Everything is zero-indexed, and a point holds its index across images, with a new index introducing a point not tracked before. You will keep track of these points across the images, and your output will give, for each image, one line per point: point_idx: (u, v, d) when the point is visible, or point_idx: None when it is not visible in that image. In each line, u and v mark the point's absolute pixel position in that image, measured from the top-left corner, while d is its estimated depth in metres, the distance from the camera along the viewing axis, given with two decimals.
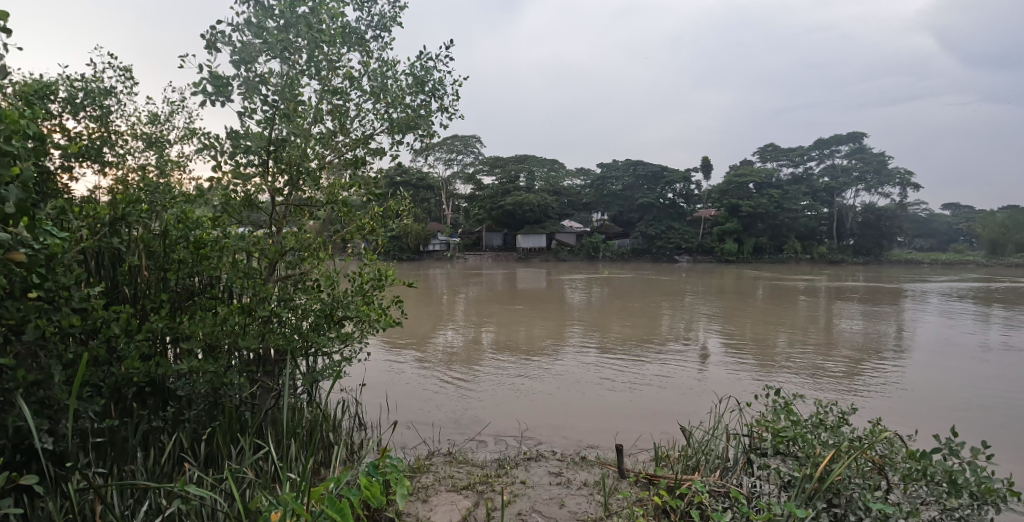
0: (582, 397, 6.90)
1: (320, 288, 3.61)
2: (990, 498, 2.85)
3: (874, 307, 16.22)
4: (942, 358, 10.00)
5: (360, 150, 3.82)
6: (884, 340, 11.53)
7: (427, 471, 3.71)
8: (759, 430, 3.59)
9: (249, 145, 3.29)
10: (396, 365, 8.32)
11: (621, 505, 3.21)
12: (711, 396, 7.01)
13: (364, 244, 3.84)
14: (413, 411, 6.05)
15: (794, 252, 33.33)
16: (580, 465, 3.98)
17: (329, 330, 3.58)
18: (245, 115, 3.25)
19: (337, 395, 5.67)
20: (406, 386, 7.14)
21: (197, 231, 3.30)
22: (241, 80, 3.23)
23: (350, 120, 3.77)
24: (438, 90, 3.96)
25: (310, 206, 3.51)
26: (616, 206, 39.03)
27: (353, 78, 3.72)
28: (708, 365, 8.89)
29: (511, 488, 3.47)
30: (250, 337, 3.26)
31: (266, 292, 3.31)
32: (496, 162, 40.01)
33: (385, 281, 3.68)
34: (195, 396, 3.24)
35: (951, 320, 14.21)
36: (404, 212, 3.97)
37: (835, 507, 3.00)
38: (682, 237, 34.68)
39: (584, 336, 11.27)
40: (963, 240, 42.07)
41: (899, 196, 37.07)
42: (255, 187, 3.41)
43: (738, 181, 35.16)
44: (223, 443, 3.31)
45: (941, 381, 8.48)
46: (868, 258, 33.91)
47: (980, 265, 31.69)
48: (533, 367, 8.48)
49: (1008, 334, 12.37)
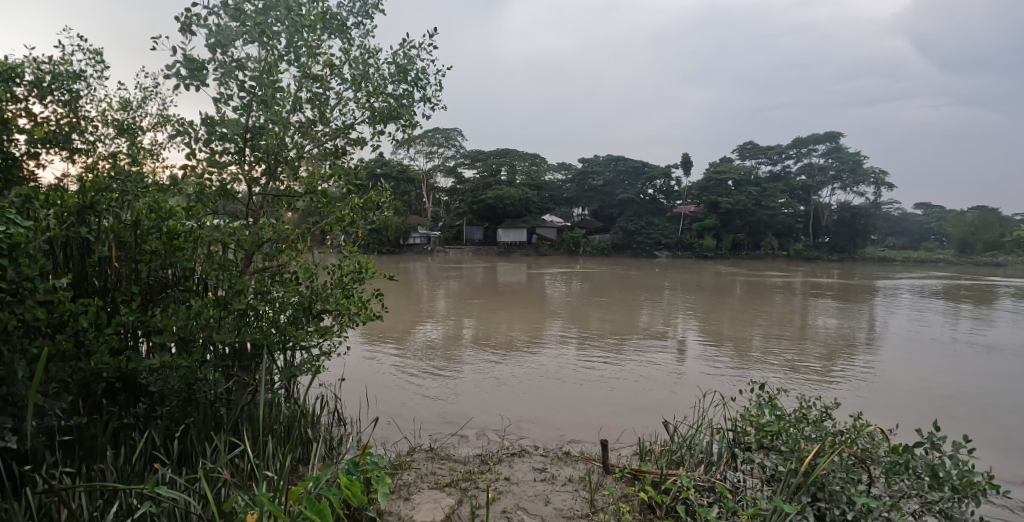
0: (564, 391, 6.86)
1: (298, 281, 3.50)
2: (971, 492, 2.84)
3: (847, 303, 16.49)
4: (915, 354, 10.19)
5: (340, 140, 3.72)
6: (858, 335, 11.76)
7: (409, 468, 3.64)
8: (742, 424, 3.62)
9: (225, 132, 3.19)
10: (375, 359, 8.21)
11: (606, 502, 3.19)
12: (694, 392, 7.02)
13: (344, 237, 3.75)
14: (393, 406, 5.98)
15: (772, 249, 33.77)
16: (564, 461, 3.94)
17: (307, 324, 3.49)
18: (221, 101, 3.15)
19: (313, 389, 5.52)
20: (385, 380, 7.05)
21: (170, 221, 3.12)
22: (217, 64, 3.12)
23: (331, 110, 3.68)
24: (421, 80, 3.88)
25: (288, 196, 3.43)
26: (596, 200, 39.13)
27: (334, 66, 3.63)
28: (687, 359, 8.96)
29: (495, 484, 3.41)
30: (225, 332, 3.17)
31: (242, 286, 3.21)
32: (478, 156, 39.81)
33: (365, 274, 3.60)
34: (168, 392, 3.14)
35: (921, 316, 14.60)
36: (384, 204, 3.88)
37: (819, 501, 3.01)
38: (662, 233, 34.92)
39: (564, 330, 11.29)
40: (933, 239, 43.13)
41: (872, 195, 37.81)
42: (231, 176, 3.31)
43: (717, 177, 35.75)
44: (197, 441, 3.24)
45: (916, 377, 8.62)
46: (842, 256, 34.44)
47: (950, 264, 32.41)
48: (515, 360, 8.47)
49: (975, 330, 12.75)
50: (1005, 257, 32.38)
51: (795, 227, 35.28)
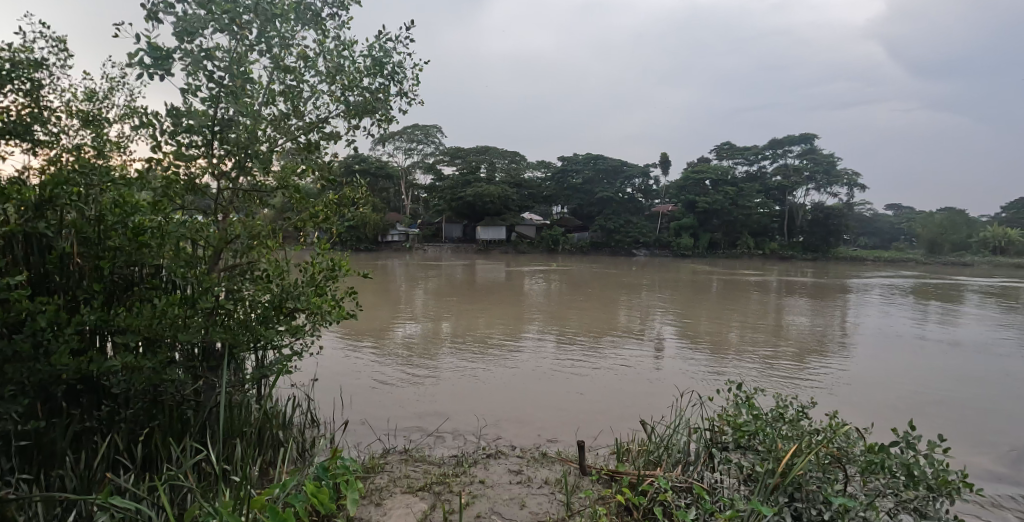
0: (542, 390, 6.83)
1: (269, 279, 3.38)
2: (945, 490, 2.85)
3: (820, 302, 16.73)
4: (886, 351, 10.35)
5: (313, 135, 3.61)
6: (830, 333, 11.93)
7: (382, 471, 3.55)
8: (720, 423, 3.61)
9: (192, 124, 3.06)
10: (350, 358, 8.09)
11: (583, 504, 3.15)
12: (671, 391, 7.04)
13: (318, 233, 3.64)
14: (368, 407, 5.87)
15: (748, 248, 34.23)
16: (540, 462, 3.89)
17: (277, 323, 3.38)
18: (189, 93, 3.03)
19: (286, 390, 5.39)
20: (360, 380, 6.95)
21: (135, 217, 2.99)
22: (183, 53, 2.99)
23: (305, 103, 3.57)
24: (398, 73, 3.78)
25: (260, 191, 3.32)
26: (575, 199, 38.84)
27: (308, 58, 3.52)
28: (664, 357, 8.99)
29: (470, 488, 3.35)
30: (191, 331, 3.05)
31: (210, 284, 3.09)
32: (457, 153, 39.60)
33: (338, 272, 3.50)
34: (131, 394, 3.02)
35: (890, 313, 14.88)
36: (360, 200, 3.78)
37: (796, 501, 3.01)
38: (640, 231, 35.06)
39: (542, 328, 11.27)
40: (903, 239, 44.15)
41: (845, 196, 38.47)
42: (199, 169, 3.17)
43: (695, 176, 36.28)
44: (162, 445, 3.14)
45: (888, 374, 8.74)
46: (816, 256, 34.98)
47: (919, 264, 33.14)
48: (492, 359, 8.41)
49: (942, 327, 13.03)
50: (972, 258, 33.15)
51: (771, 227, 35.73)
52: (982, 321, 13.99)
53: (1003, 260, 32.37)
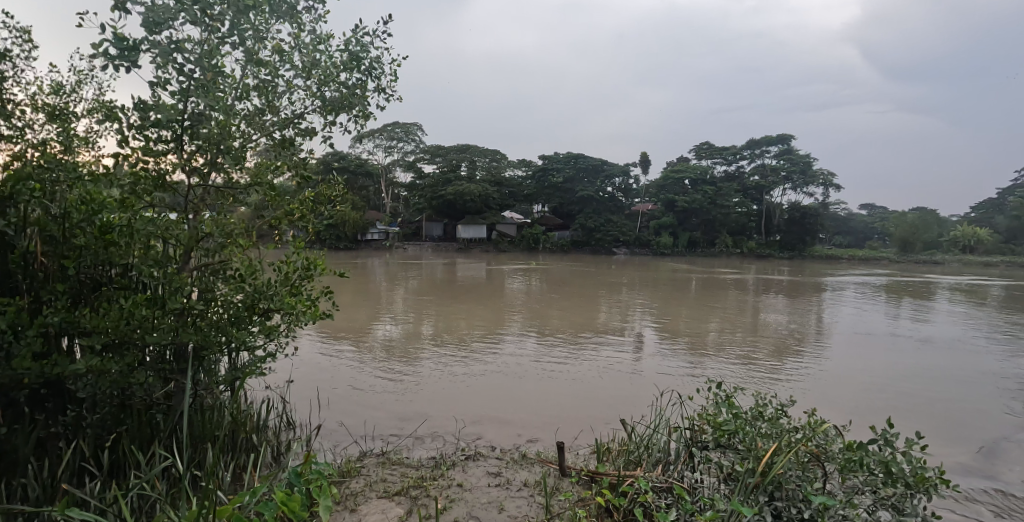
0: (522, 390, 6.79)
1: (241, 278, 3.28)
2: (923, 487, 2.87)
3: (796, 299, 16.95)
4: (861, 348, 10.50)
5: (289, 131, 3.51)
6: (806, 330, 12.08)
7: (357, 475, 3.48)
8: (700, 422, 3.60)
9: (160, 118, 2.95)
10: (328, 358, 7.98)
11: (563, 506, 3.12)
12: (651, 389, 7.06)
13: (294, 232, 3.54)
14: (346, 408, 5.78)
15: (726, 246, 34.98)
16: (520, 464, 3.84)
17: (250, 323, 3.28)
18: (158, 86, 2.92)
19: (261, 392, 5.28)
20: (338, 381, 6.84)
21: (102, 214, 2.89)
22: (151, 45, 2.89)
23: (279, 98, 3.48)
24: (375, 69, 3.70)
25: (233, 189, 3.21)
26: (556, 198, 38.48)
27: (283, 52, 3.43)
28: (643, 355, 9.02)
29: (447, 492, 3.29)
30: (160, 333, 2.94)
31: (180, 283, 2.98)
32: (438, 151, 39.41)
33: (313, 271, 3.40)
34: (98, 398, 2.91)
35: (865, 311, 15.12)
36: (337, 197, 3.69)
37: (776, 500, 3.01)
38: (620, 230, 35.09)
39: (522, 326, 11.24)
40: (877, 238, 44.98)
41: (821, 195, 39.07)
42: (168, 165, 3.06)
43: (674, 177, 37.23)
44: (130, 451, 3.04)
45: (864, 371, 8.86)
46: (793, 255, 35.51)
47: (892, 263, 33.78)
48: (472, 358, 8.35)
49: (915, 324, 13.26)
50: (942, 256, 33.96)
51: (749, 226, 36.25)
52: (953, 318, 14.28)
53: (971, 259, 33.21)
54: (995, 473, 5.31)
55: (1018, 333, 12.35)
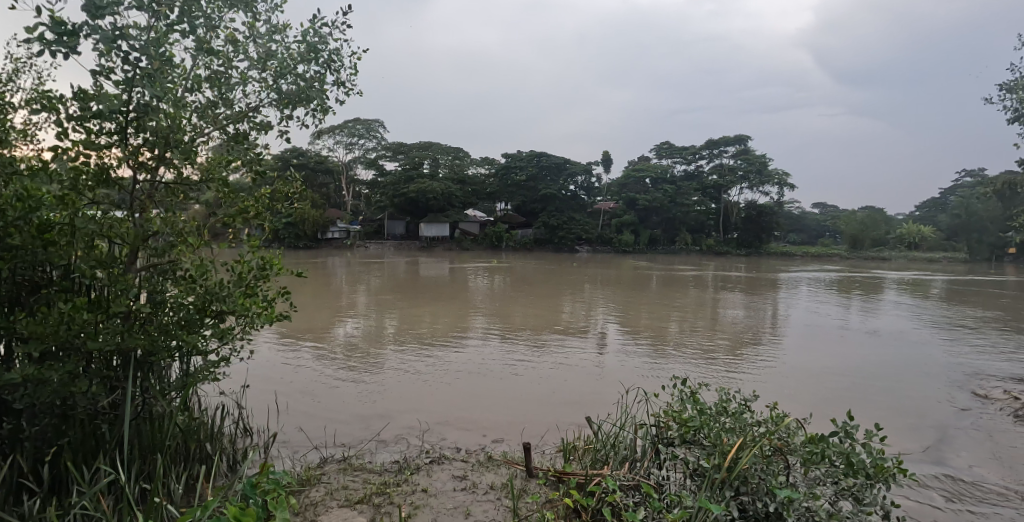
0: (486, 389, 6.73)
1: (193, 279, 3.11)
2: (882, 477, 2.93)
3: (753, 295, 17.38)
4: (815, 341, 10.82)
5: (243, 125, 3.35)
6: (763, 325, 12.39)
7: (318, 483, 3.37)
8: (666, 419, 3.60)
9: (102, 109, 2.77)
10: (288, 360, 7.77)
11: (530, 509, 3.08)
12: (615, 386, 7.09)
13: (250, 230, 3.38)
14: (305, 412, 5.61)
15: (685, 244, 35.96)
16: (486, 467, 3.77)
17: (202, 326, 3.11)
18: (101, 74, 2.74)
19: (215, 398, 5.09)
20: (297, 384, 6.65)
21: (39, 212, 2.69)
22: (93, 30, 2.70)
23: (233, 90, 3.32)
24: (334, 62, 3.58)
25: (184, 185, 3.03)
26: (519, 196, 38.05)
27: (237, 42, 3.28)
28: (605, 352, 9.08)
29: (412, 498, 3.21)
30: (104, 338, 2.76)
31: (126, 285, 2.80)
32: (400, 148, 38.96)
33: (270, 271, 3.23)
34: (36, 410, 2.72)
35: (818, 306, 15.61)
36: (294, 194, 3.54)
37: (742, 495, 3.04)
38: (583, 228, 35.28)
39: (486, 324, 11.20)
40: (829, 235, 46.52)
41: (776, 194, 40.17)
42: (112, 160, 2.87)
43: (636, 175, 37.74)
44: (73, 464, 2.85)
45: (819, 363, 9.08)
46: (749, 252, 36.46)
47: (843, 259, 34.97)
48: (435, 357, 8.26)
49: (865, 318, 13.74)
50: (889, 253, 35.31)
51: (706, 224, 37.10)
52: (900, 311, 14.86)
53: (916, 255, 34.63)
54: (943, 459, 5.51)
55: (960, 325, 12.90)
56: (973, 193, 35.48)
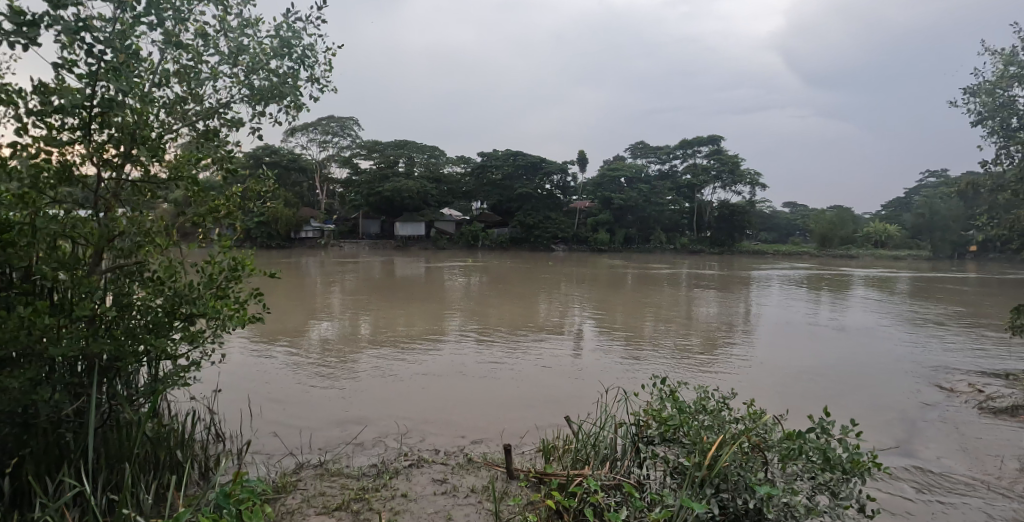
0: (463, 390, 6.68)
1: (161, 281, 2.99)
2: (859, 471, 2.96)
3: (727, 293, 17.63)
4: (787, 338, 11.00)
5: (213, 122, 3.25)
6: (736, 322, 12.57)
7: (294, 490, 3.28)
8: (646, 418, 3.60)
9: (64, 103, 2.64)
10: (261, 363, 7.61)
11: (513, 512, 3.05)
12: (593, 385, 7.10)
13: (221, 230, 3.27)
14: (279, 416, 5.49)
15: (660, 243, 36.34)
16: (466, 469, 3.72)
17: (171, 330, 2.99)
18: (63, 67, 2.62)
19: (185, 404, 4.94)
20: (271, 387, 6.51)
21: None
22: (54, 21, 2.58)
23: (203, 86, 3.22)
24: (308, 57, 3.50)
25: (152, 183, 2.91)
26: (495, 195, 37.97)
27: (207, 36, 3.18)
28: (582, 351, 9.09)
29: (391, 504, 3.15)
30: (67, 343, 2.65)
31: (90, 288, 2.69)
32: (375, 146, 38.56)
33: (242, 272, 3.13)
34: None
35: (790, 302, 15.89)
36: (267, 193, 3.44)
37: (722, 492, 3.04)
38: (559, 227, 35.38)
39: (463, 324, 11.15)
40: (798, 234, 47.47)
41: (748, 193, 40.80)
42: (75, 157, 2.75)
43: (611, 175, 37.88)
44: (35, 477, 2.73)
45: (791, 359, 9.23)
46: (722, 250, 36.99)
47: (813, 257, 35.68)
48: (412, 358, 8.18)
49: (835, 314, 14.03)
50: (856, 251, 36.16)
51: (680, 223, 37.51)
52: (868, 308, 15.21)
53: (882, 252, 35.50)
54: (913, 451, 5.63)
55: (925, 321, 13.25)
56: (937, 193, 36.50)
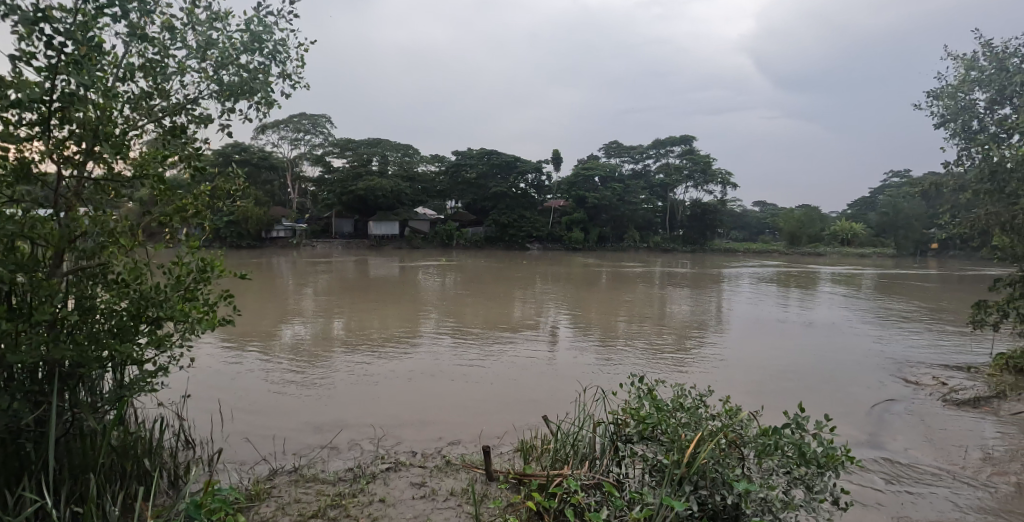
0: (439, 390, 6.63)
1: (125, 284, 2.88)
2: (832, 465, 2.99)
3: (699, 291, 17.84)
4: (758, 334, 11.18)
5: (181, 118, 3.15)
6: (709, 320, 12.72)
7: (268, 497, 3.20)
8: (624, 417, 3.60)
9: (21, 96, 2.52)
10: (232, 366, 7.44)
11: (493, 515, 3.02)
12: (569, 384, 7.09)
13: (189, 230, 3.17)
14: (251, 421, 5.37)
15: (633, 241, 36.65)
16: (445, 472, 3.68)
17: (136, 334, 2.88)
18: (20, 59, 2.50)
19: (151, 410, 4.79)
20: (243, 391, 6.37)
21: None
22: (9, 11, 2.45)
23: (169, 81, 3.11)
24: (279, 53, 3.41)
25: (116, 181, 2.80)
26: (469, 195, 37.85)
27: (175, 29, 3.07)
28: (557, 349, 9.10)
29: (369, 509, 3.09)
30: (25, 349, 2.53)
31: (50, 290, 2.57)
32: (349, 145, 38.08)
33: (210, 273, 3.03)
34: None
35: (760, 300, 16.16)
36: (236, 192, 3.35)
37: (700, 488, 3.04)
38: (533, 226, 35.41)
39: (438, 324, 11.07)
40: (768, 232, 48.33)
41: (720, 192, 41.39)
42: (34, 153, 2.63)
43: (586, 174, 38.08)
44: None
45: (763, 356, 9.37)
46: (694, 248, 37.43)
47: (782, 255, 36.35)
48: (387, 359, 8.09)
49: (804, 311, 14.30)
50: (824, 249, 36.92)
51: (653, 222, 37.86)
52: (836, 304, 15.54)
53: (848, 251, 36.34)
54: (882, 443, 5.75)
55: (891, 317, 13.59)
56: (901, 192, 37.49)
